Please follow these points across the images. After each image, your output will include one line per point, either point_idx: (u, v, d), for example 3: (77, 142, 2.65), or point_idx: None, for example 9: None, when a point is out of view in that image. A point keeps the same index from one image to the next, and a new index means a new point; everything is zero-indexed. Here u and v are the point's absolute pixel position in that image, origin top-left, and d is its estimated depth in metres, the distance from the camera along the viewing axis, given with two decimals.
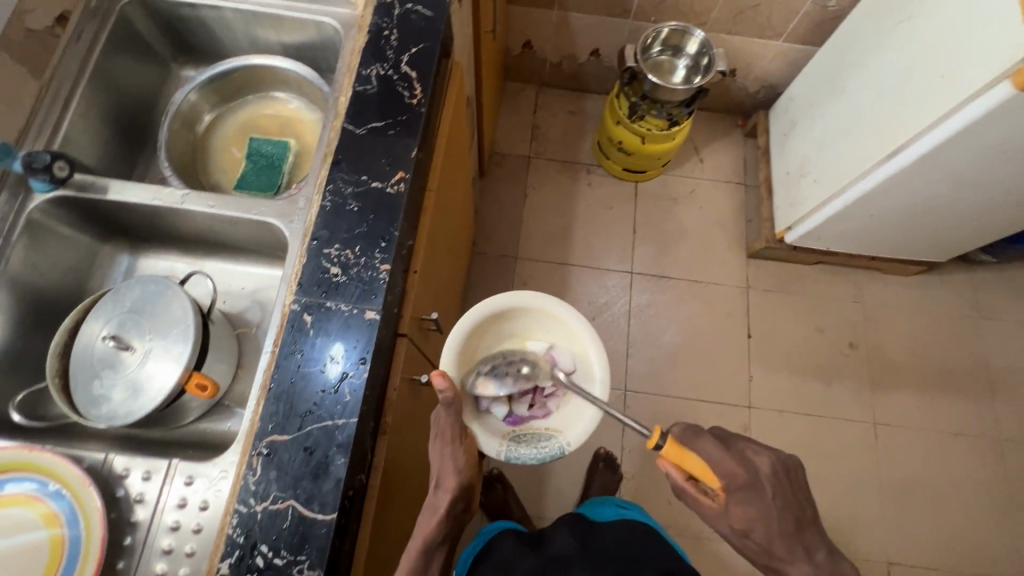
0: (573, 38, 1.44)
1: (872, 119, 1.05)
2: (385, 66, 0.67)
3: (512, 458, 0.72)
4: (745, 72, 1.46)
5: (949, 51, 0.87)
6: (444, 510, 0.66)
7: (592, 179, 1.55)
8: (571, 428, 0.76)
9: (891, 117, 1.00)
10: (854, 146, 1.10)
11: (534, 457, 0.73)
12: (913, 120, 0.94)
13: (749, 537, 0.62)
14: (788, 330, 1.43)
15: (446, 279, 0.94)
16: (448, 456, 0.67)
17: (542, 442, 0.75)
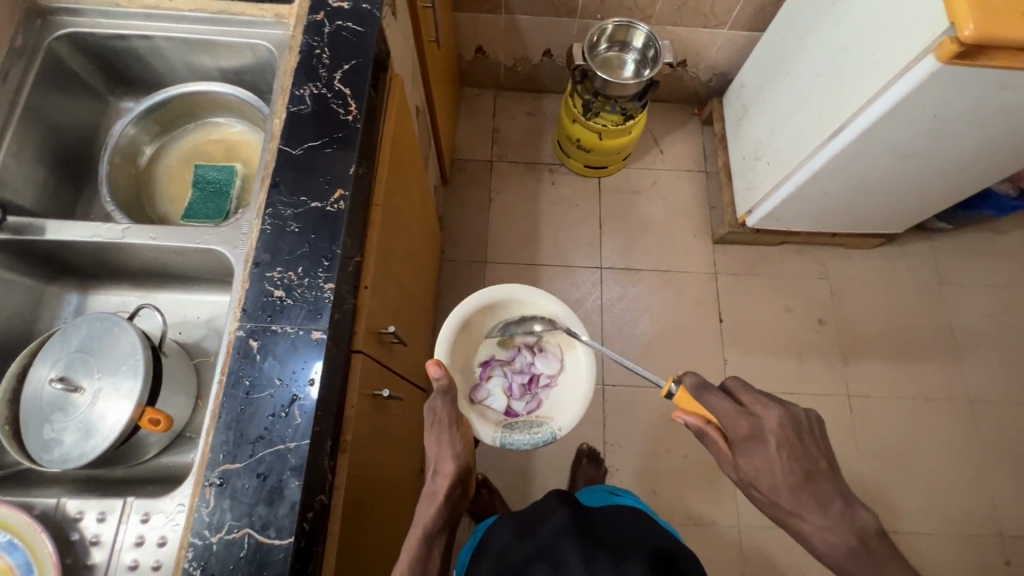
0: (523, 40, 1.45)
1: (815, 99, 1.07)
2: (318, 85, 0.67)
3: (506, 442, 0.86)
4: (695, 61, 1.48)
5: (879, 28, 0.89)
6: (442, 496, 0.73)
7: (555, 178, 1.56)
8: (561, 417, 0.90)
9: (832, 96, 1.02)
10: (802, 127, 1.12)
11: (526, 442, 0.86)
12: (853, 98, 0.96)
13: (755, 487, 0.65)
14: (758, 311, 1.45)
15: (406, 292, 0.94)
16: (446, 443, 0.76)
17: (536, 430, 0.88)
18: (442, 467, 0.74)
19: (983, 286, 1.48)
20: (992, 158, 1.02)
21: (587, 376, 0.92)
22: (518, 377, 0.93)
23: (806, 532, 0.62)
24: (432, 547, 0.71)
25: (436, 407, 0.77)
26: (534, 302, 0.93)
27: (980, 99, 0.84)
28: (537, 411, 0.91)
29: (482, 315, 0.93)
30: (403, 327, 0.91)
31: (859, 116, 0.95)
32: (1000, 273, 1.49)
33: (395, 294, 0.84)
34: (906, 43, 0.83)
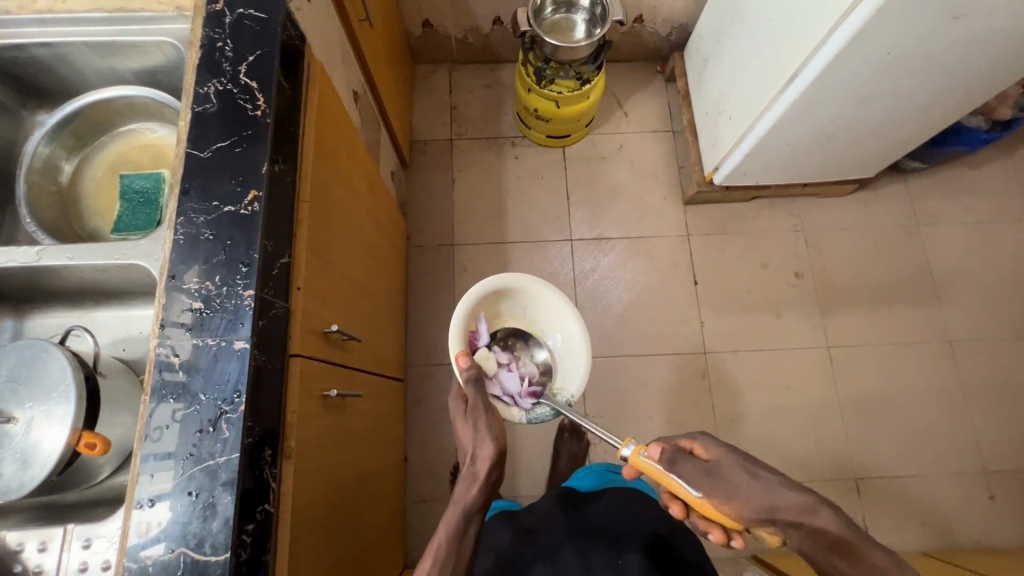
0: (470, 8, 1.39)
1: (770, 45, 1.02)
2: (223, 80, 0.63)
3: (534, 420, 0.93)
4: (651, 16, 1.42)
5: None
6: (483, 476, 0.80)
7: (518, 151, 1.52)
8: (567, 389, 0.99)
9: (785, 42, 0.97)
10: (760, 76, 1.07)
11: (549, 415, 0.94)
12: (806, 40, 0.91)
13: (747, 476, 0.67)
14: (733, 271, 1.43)
15: (358, 286, 0.92)
16: (480, 429, 0.84)
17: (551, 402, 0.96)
18: (482, 449, 0.81)
19: (961, 224, 1.45)
20: (955, 95, 0.99)
21: (585, 347, 0.98)
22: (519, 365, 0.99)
23: (807, 501, 0.63)
24: (469, 522, 0.78)
25: (468, 394, 0.88)
26: (539, 286, 0.99)
27: (933, 32, 0.80)
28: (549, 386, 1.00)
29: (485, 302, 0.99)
30: (356, 321, 0.89)
31: (812, 60, 0.90)
32: (977, 209, 1.46)
33: (340, 290, 0.82)
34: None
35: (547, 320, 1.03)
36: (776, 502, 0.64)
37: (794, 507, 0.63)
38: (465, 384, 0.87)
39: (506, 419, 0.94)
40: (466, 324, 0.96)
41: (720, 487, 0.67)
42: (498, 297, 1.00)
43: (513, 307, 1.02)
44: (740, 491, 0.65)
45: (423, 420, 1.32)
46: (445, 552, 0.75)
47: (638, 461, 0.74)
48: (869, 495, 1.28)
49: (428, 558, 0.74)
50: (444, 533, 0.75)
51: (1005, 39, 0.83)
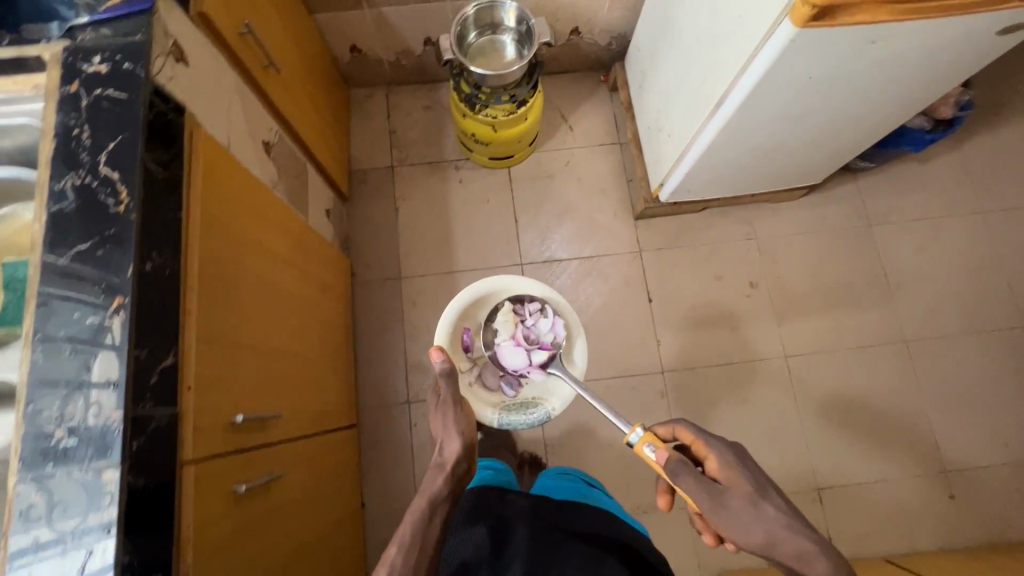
0: (398, 32, 1.32)
1: (700, 64, 0.99)
2: (81, 173, 0.58)
3: (505, 424, 1.07)
4: (588, 27, 1.37)
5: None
6: (449, 465, 0.86)
7: (463, 175, 1.47)
8: (549, 399, 1.09)
9: (713, 65, 0.94)
10: (692, 96, 1.04)
11: (522, 423, 1.07)
12: (730, 66, 0.88)
13: (753, 508, 0.68)
14: (688, 285, 1.40)
15: (280, 354, 0.88)
16: (449, 422, 0.93)
17: (530, 412, 1.08)
18: (449, 441, 0.90)
19: (913, 222, 1.44)
20: (888, 110, 0.96)
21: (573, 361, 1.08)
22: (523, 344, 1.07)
23: (806, 553, 0.64)
24: (433, 511, 0.78)
25: (441, 389, 0.96)
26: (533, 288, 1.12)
27: (854, 56, 0.77)
28: (530, 393, 1.11)
29: (479, 304, 1.13)
30: (278, 395, 0.84)
31: (735, 86, 0.87)
32: (929, 204, 1.45)
33: (253, 368, 0.78)
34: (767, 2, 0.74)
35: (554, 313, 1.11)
36: (772, 538, 0.66)
37: (789, 552, 0.65)
38: (438, 377, 0.93)
39: (481, 418, 1.08)
40: (460, 318, 1.12)
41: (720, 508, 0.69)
42: (492, 300, 1.13)
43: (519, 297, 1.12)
44: (740, 523, 0.68)
45: (380, 465, 1.28)
46: (410, 539, 0.73)
47: (641, 451, 0.76)
48: (832, 504, 1.28)
49: (393, 545, 0.72)
50: (408, 521, 0.75)
51: (932, 59, 0.80)
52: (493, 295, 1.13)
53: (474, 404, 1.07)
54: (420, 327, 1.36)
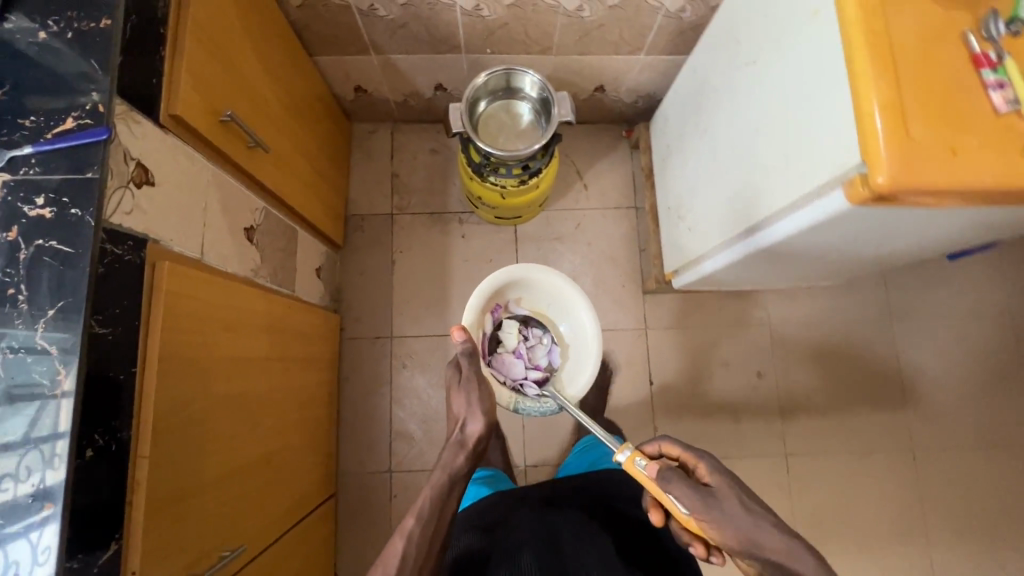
0: (407, 77, 1.21)
1: (732, 175, 0.90)
2: (14, 343, 0.51)
3: (520, 407, 0.99)
4: (614, 86, 1.25)
5: (792, 125, 0.71)
6: (469, 444, 0.89)
7: (466, 229, 1.38)
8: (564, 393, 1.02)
9: (747, 187, 0.85)
10: (719, 204, 0.95)
11: (537, 410, 0.99)
12: (766, 200, 0.79)
13: (745, 506, 0.68)
14: (692, 369, 1.34)
15: (249, 468, 0.83)
16: (473, 403, 0.92)
17: (543, 401, 1.01)
18: (472, 420, 0.91)
19: (937, 319, 1.36)
20: (936, 248, 0.86)
21: (592, 361, 1.02)
22: (527, 356, 1.05)
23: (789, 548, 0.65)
24: (452, 488, 0.83)
25: (463, 366, 0.95)
26: (568, 287, 1.03)
27: (909, 223, 0.68)
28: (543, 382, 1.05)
29: (512, 287, 1.05)
30: (243, 516, 0.80)
31: (771, 222, 0.78)
32: (957, 302, 1.36)
33: (216, 506, 0.72)
34: (820, 161, 0.65)
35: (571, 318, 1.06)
36: (763, 546, 0.66)
37: (774, 548, 0.65)
38: (457, 355, 0.92)
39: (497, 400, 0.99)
40: (492, 297, 1.04)
41: (714, 512, 0.68)
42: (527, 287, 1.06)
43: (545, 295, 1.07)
44: (731, 520, 0.67)
45: (355, 538, 1.23)
46: (427, 513, 0.78)
47: (630, 468, 0.75)
48: None
49: (410, 517, 0.77)
50: (427, 497, 0.79)
51: (996, 225, 0.71)
52: (531, 280, 1.04)
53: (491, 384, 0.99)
54: (409, 392, 1.30)
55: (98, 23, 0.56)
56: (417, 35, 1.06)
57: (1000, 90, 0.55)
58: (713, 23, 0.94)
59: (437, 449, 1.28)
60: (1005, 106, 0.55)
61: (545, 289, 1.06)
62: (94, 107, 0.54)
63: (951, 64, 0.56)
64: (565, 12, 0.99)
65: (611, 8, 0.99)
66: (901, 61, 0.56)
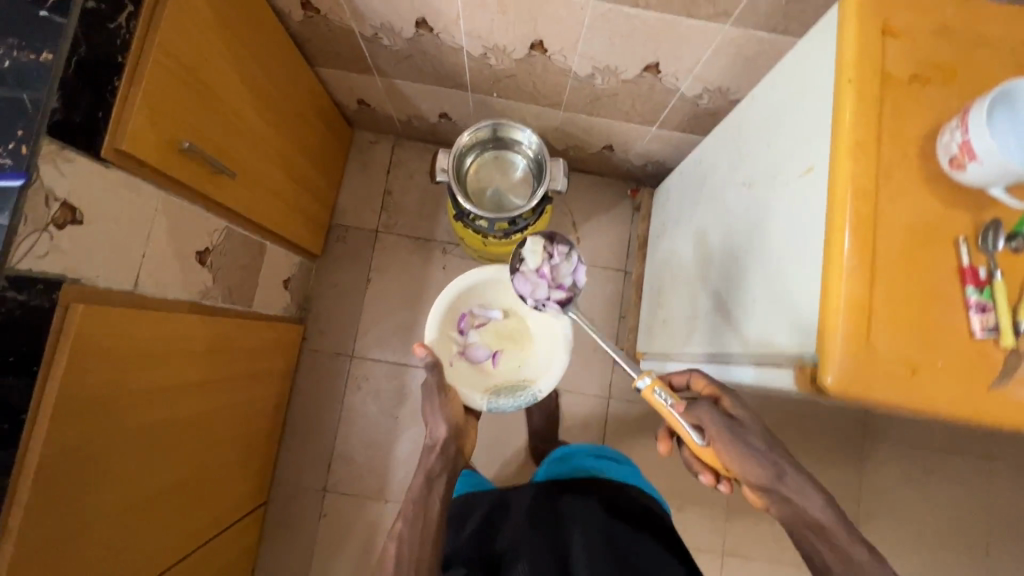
0: (411, 101, 1.16)
1: (710, 289, 0.85)
2: None
3: (493, 406, 0.89)
4: (623, 148, 1.19)
5: (766, 271, 0.67)
6: (440, 444, 0.81)
7: (448, 260, 1.34)
8: (541, 380, 0.93)
9: (718, 309, 0.80)
10: (693, 312, 0.91)
11: (511, 404, 0.90)
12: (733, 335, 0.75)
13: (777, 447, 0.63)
14: (648, 448, 1.30)
15: (163, 493, 0.82)
16: (435, 409, 0.85)
17: (520, 393, 0.92)
18: (437, 429, 0.83)
19: (910, 448, 1.30)
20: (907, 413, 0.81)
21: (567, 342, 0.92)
22: (551, 273, 0.84)
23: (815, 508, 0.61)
24: (431, 493, 0.77)
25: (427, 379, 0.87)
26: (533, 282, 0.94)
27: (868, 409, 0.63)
28: (521, 372, 0.96)
29: (475, 292, 0.96)
30: (148, 542, 0.80)
31: (732, 361, 0.74)
32: (935, 433, 1.31)
33: (111, 538, 0.72)
34: (782, 324, 0.61)
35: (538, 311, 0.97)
36: (783, 482, 0.62)
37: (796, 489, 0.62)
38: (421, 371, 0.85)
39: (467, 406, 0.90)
40: (459, 301, 0.95)
41: (736, 446, 0.62)
42: (496, 287, 0.97)
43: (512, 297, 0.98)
44: (752, 457, 0.62)
45: (279, 550, 1.22)
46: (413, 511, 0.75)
47: (648, 398, 0.65)
48: None
49: (399, 520, 0.75)
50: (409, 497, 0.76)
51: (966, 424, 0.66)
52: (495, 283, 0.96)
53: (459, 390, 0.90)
54: (357, 415, 1.28)
55: (37, 56, 0.53)
56: (422, 69, 1.01)
57: (981, 313, 0.50)
58: (723, 123, 0.89)
59: (376, 477, 1.26)
60: (983, 332, 0.50)
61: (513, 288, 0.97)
62: (16, 148, 0.51)
63: (932, 272, 0.51)
64: (576, 76, 0.93)
65: (625, 81, 0.92)
66: (879, 257, 0.51)
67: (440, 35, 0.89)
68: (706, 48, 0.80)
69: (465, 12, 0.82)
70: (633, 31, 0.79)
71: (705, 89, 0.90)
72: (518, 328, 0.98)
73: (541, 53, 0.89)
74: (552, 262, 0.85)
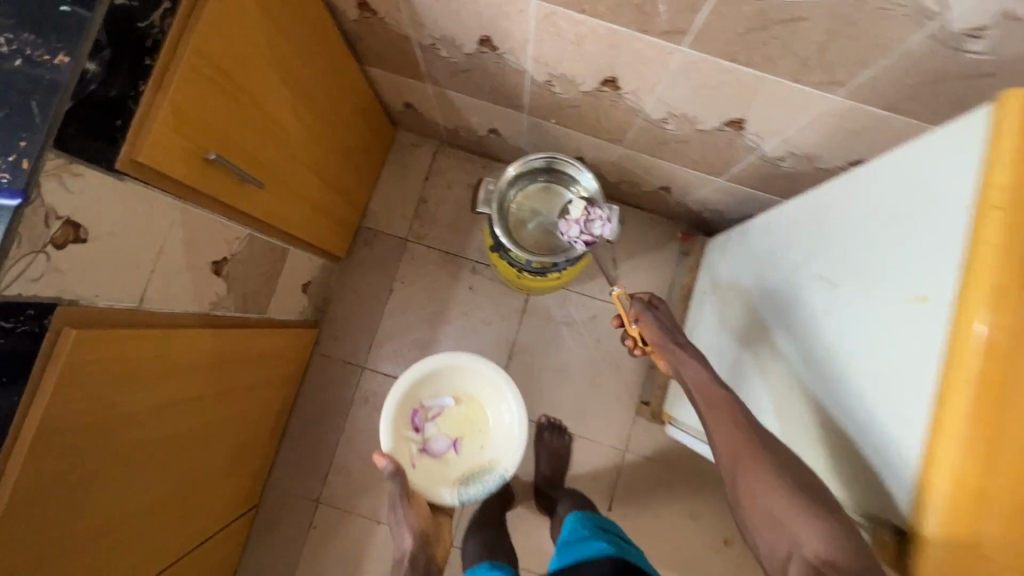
0: (461, 112, 1.08)
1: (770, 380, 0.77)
2: None
3: (463, 499, 0.92)
4: (682, 192, 1.10)
5: (846, 399, 0.58)
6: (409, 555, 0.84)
7: (476, 280, 1.27)
8: (505, 458, 0.95)
9: (778, 413, 0.73)
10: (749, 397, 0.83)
11: (481, 492, 0.93)
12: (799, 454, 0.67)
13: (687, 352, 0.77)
14: (658, 510, 1.22)
15: (155, 510, 0.78)
16: (400, 517, 0.87)
17: (486, 478, 0.95)
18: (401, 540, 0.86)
19: None
20: None
21: (523, 418, 0.95)
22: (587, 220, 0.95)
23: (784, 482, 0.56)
24: None
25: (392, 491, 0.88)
26: (484, 368, 0.96)
27: None
28: (484, 453, 0.98)
29: (427, 381, 0.97)
30: (131, 558, 0.76)
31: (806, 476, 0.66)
32: None
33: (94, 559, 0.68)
34: (874, 475, 0.53)
35: (490, 391, 0.99)
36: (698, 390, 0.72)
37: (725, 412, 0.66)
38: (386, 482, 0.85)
39: (436, 501, 0.93)
40: (410, 395, 0.96)
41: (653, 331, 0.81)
42: (446, 377, 0.98)
43: (466, 381, 0.99)
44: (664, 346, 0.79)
45: (264, 555, 1.19)
46: None
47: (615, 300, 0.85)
48: None
49: None
50: None
51: None
52: (444, 372, 0.97)
53: (425, 488, 0.93)
54: (361, 429, 1.23)
55: (52, 57, 0.47)
56: (478, 84, 0.93)
57: None
58: (807, 195, 0.79)
59: (372, 497, 1.21)
60: None
61: (464, 374, 0.98)
62: (16, 161, 0.45)
63: None
64: (646, 117, 0.84)
65: (701, 131, 0.83)
66: (1007, 435, 0.42)
67: (504, 55, 0.81)
68: (804, 114, 0.70)
69: (536, 37, 0.73)
70: (725, 85, 0.69)
71: (791, 153, 0.80)
72: (472, 411, 1.00)
73: (612, 90, 0.80)
74: (587, 208, 0.95)
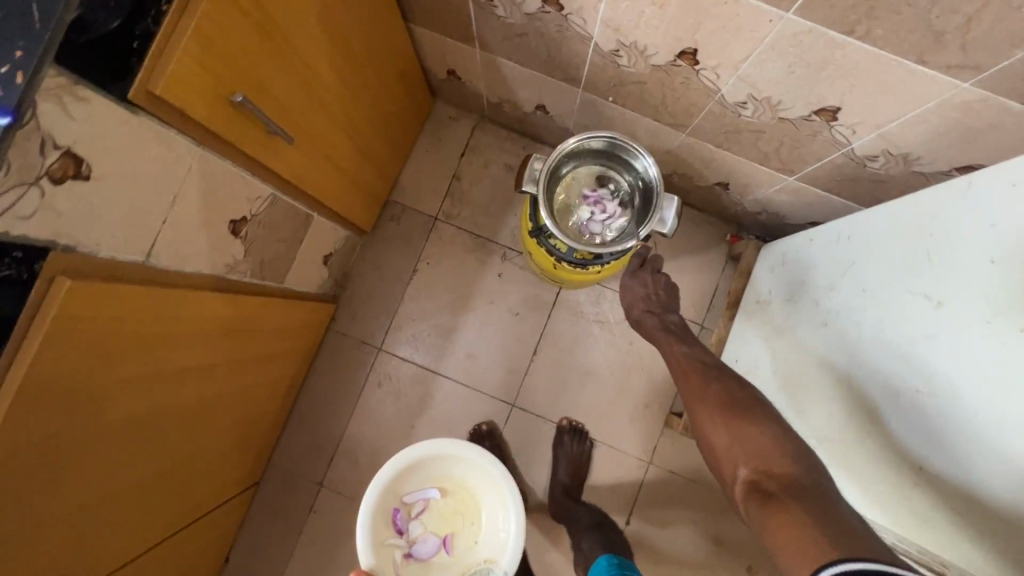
0: (509, 84, 0.99)
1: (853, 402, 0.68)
2: None
3: None
4: (741, 190, 1.00)
5: (967, 437, 0.52)
6: None
7: (505, 268, 1.19)
8: (501, 558, 0.86)
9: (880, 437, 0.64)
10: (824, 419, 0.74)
11: None
12: (910, 494, 0.60)
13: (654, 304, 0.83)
14: (679, 530, 1.14)
15: (150, 484, 0.73)
16: None
17: None
18: None
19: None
20: None
21: (518, 508, 0.86)
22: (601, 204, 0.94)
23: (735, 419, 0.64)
24: None
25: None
26: (471, 456, 0.88)
27: None
28: (480, 550, 0.89)
29: (410, 471, 0.88)
30: (121, 535, 0.71)
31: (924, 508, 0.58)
32: None
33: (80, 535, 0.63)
34: None
35: (480, 480, 0.91)
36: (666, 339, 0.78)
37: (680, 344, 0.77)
38: None
39: None
40: (391, 488, 0.86)
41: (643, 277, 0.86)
42: (432, 465, 0.89)
43: (452, 472, 0.91)
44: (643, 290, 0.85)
45: (261, 534, 1.13)
46: None
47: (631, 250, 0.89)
48: None
49: None
50: None
51: None
52: (428, 459, 0.88)
53: None
54: (372, 414, 1.16)
55: None
56: (534, 50, 0.84)
57: None
58: (898, 201, 0.70)
59: None
60: None
61: (451, 462, 0.90)
62: (9, 73, 0.38)
63: None
64: (721, 100, 0.75)
65: (782, 119, 0.73)
66: None
67: (569, 17, 0.72)
68: (917, 104, 0.60)
69: None
70: (827, 64, 0.60)
71: (885, 152, 0.70)
72: (461, 502, 0.91)
73: (689, 65, 0.70)
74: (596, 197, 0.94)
